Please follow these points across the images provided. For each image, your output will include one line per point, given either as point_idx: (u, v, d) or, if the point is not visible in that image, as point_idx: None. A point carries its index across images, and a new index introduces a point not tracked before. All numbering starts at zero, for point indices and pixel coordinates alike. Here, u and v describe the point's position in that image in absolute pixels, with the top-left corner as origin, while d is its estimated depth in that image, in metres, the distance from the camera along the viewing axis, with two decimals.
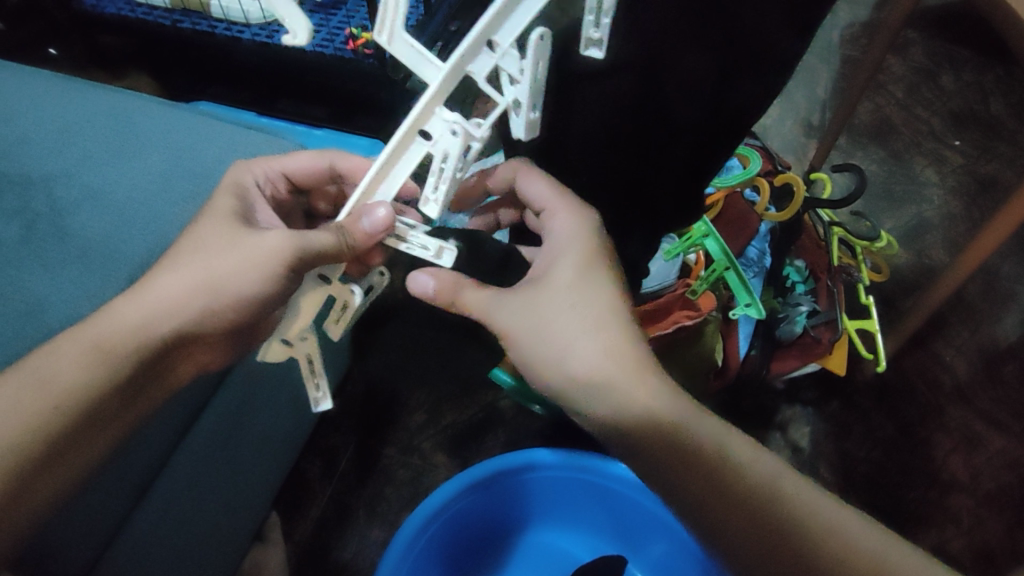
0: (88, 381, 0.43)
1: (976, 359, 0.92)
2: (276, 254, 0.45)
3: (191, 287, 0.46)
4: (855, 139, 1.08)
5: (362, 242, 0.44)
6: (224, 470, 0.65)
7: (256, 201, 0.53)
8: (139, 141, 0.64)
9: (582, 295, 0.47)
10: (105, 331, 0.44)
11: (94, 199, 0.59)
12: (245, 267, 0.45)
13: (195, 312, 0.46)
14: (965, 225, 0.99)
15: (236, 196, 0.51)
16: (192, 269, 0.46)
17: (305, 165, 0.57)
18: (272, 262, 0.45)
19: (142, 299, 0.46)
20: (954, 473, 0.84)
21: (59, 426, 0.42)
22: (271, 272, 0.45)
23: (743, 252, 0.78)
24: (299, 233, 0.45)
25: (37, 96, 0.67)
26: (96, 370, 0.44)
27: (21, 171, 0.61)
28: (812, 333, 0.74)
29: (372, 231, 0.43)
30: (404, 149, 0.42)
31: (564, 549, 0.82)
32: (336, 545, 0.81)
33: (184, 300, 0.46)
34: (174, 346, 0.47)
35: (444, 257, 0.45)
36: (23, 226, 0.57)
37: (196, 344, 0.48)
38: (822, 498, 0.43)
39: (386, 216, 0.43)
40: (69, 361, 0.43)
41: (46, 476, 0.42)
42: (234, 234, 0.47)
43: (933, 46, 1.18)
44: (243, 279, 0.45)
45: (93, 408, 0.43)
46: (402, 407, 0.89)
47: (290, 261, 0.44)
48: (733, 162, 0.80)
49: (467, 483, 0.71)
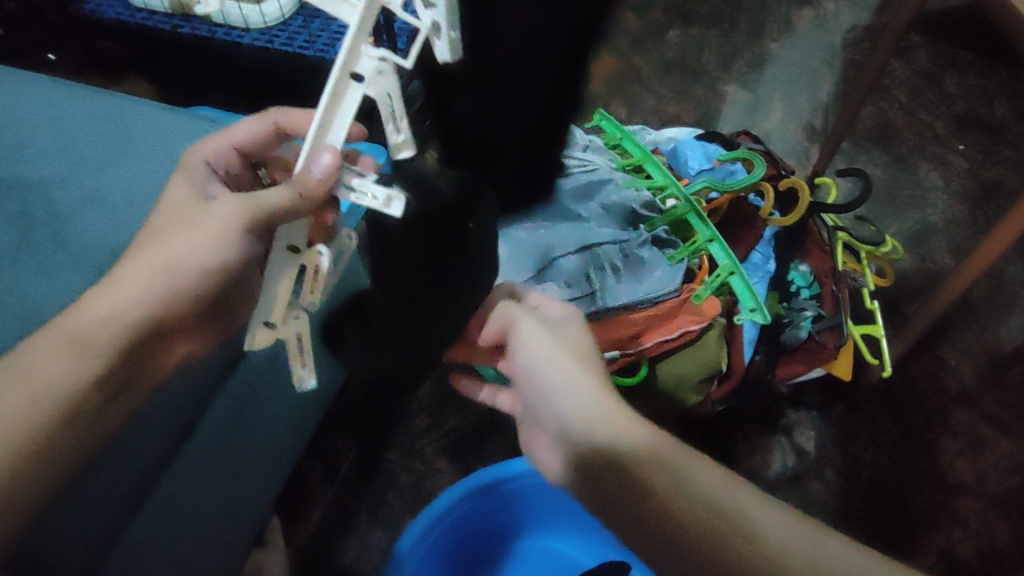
0: (68, 371, 0.43)
1: (983, 362, 0.91)
2: (231, 221, 0.45)
3: (151, 271, 0.46)
4: (858, 143, 1.08)
5: (315, 190, 0.42)
6: (225, 474, 0.65)
7: (205, 179, 0.51)
8: (136, 144, 0.64)
9: (589, 350, 0.53)
10: (78, 323, 0.44)
11: (91, 202, 0.59)
12: (207, 245, 0.46)
13: (160, 295, 0.46)
14: (969, 230, 0.98)
15: (185, 178, 0.50)
16: (151, 255, 0.46)
17: (251, 134, 0.55)
18: (227, 229, 0.45)
19: (110, 290, 0.46)
20: (961, 478, 0.84)
21: (39, 418, 0.42)
22: (230, 240, 0.45)
23: (747, 257, 0.76)
24: (251, 198, 0.45)
25: (31, 99, 0.67)
26: (73, 362, 0.44)
27: (17, 176, 0.61)
28: (817, 338, 0.75)
29: (321, 177, 0.41)
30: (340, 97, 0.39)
31: (567, 554, 0.82)
32: (338, 550, 0.81)
33: (147, 285, 0.46)
34: (152, 335, 0.47)
35: (392, 206, 0.40)
36: (21, 229, 0.57)
37: (173, 332, 0.48)
38: (790, 529, 0.41)
39: (333, 161, 0.40)
40: (49, 357, 0.43)
41: (31, 472, 0.42)
42: (191, 212, 0.47)
43: (937, 49, 1.17)
44: (206, 251, 0.46)
45: (75, 402, 0.44)
46: (405, 412, 0.89)
47: (247, 225, 0.45)
48: (737, 167, 0.79)
49: (470, 487, 0.71)
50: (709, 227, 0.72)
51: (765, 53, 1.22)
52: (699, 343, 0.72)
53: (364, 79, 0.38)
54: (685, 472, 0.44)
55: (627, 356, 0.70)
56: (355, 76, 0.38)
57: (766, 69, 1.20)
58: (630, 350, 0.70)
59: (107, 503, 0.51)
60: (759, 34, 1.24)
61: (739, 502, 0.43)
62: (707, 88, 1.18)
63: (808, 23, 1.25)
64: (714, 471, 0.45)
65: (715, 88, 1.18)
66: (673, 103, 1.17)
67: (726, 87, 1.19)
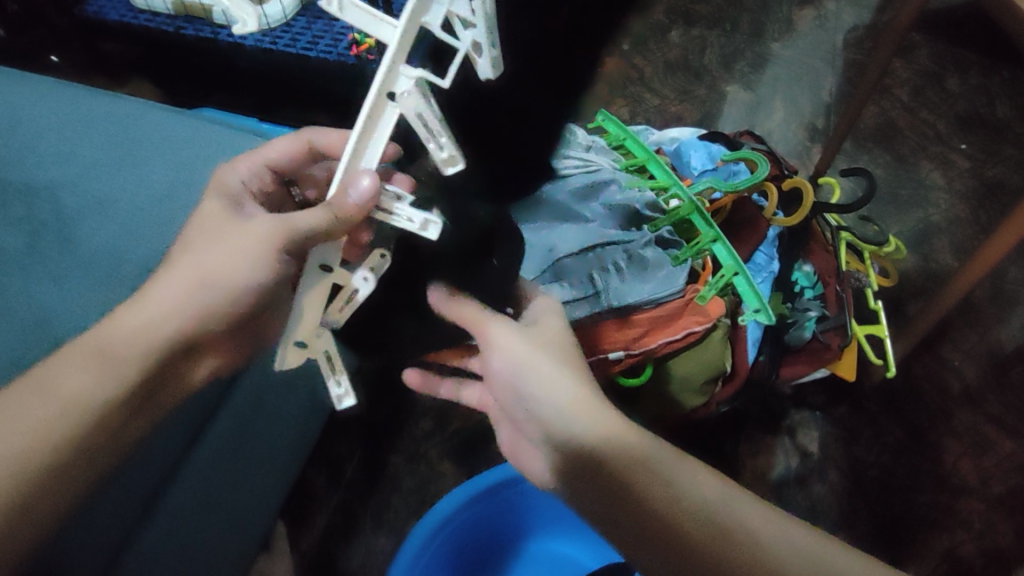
0: (92, 384, 0.43)
1: (986, 362, 0.91)
2: (268, 240, 0.43)
3: (186, 288, 0.44)
4: (860, 143, 1.08)
5: (352, 216, 0.41)
6: (231, 479, 0.65)
7: (243, 198, 0.50)
8: (143, 148, 0.64)
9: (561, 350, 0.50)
10: (107, 336, 0.44)
11: (99, 208, 0.59)
12: (234, 263, 0.43)
13: (195, 312, 0.44)
14: (972, 230, 0.98)
15: (223, 197, 0.49)
16: (180, 271, 0.44)
17: (284, 151, 0.56)
18: (264, 249, 0.43)
19: (142, 305, 0.44)
20: (965, 478, 0.84)
21: (61, 428, 0.42)
22: (266, 260, 0.43)
23: (751, 256, 0.74)
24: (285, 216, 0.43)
25: (40, 103, 0.67)
26: (94, 374, 0.43)
27: (25, 181, 0.61)
28: (821, 339, 0.75)
29: (359, 203, 0.40)
30: (377, 119, 0.38)
31: (572, 558, 0.82)
32: (343, 553, 0.81)
33: (182, 302, 0.44)
34: (179, 349, 0.46)
35: (430, 230, 0.40)
36: (29, 236, 0.57)
37: (204, 346, 0.47)
38: (776, 530, 0.43)
39: (371, 187, 0.39)
40: (75, 369, 0.43)
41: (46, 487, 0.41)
42: (223, 228, 0.45)
43: (939, 49, 1.17)
44: (237, 270, 0.43)
45: (98, 415, 0.43)
46: (409, 415, 0.89)
47: (282, 245, 0.42)
48: (740, 167, 0.79)
49: (473, 491, 0.71)
50: (712, 227, 0.71)
51: (767, 52, 1.22)
52: (704, 345, 0.71)
53: (399, 100, 0.37)
54: (700, 493, 0.44)
55: (632, 357, 0.71)
56: (391, 96, 0.38)
57: (768, 69, 1.20)
58: (634, 351, 0.71)
59: (115, 511, 0.51)
60: (760, 33, 1.24)
61: (725, 506, 0.44)
62: (709, 88, 1.18)
63: (809, 23, 1.25)
64: (696, 469, 0.46)
65: (717, 88, 1.18)
66: (675, 103, 1.17)
67: (728, 87, 1.19)
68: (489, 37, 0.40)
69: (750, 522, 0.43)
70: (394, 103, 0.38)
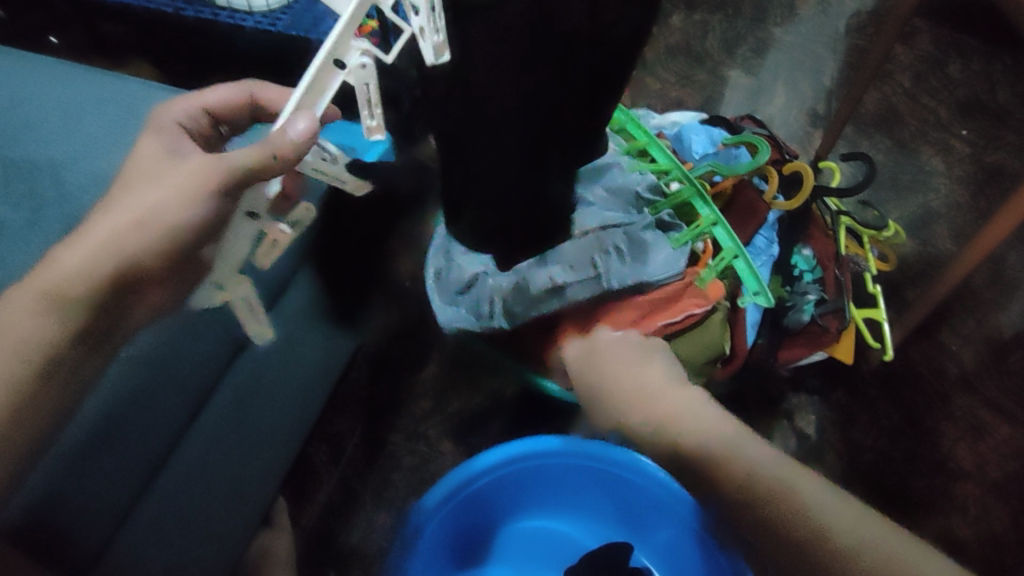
0: (44, 324, 0.44)
1: (983, 348, 0.92)
2: (197, 176, 0.45)
3: (119, 225, 0.45)
4: (861, 128, 1.08)
5: (288, 153, 0.44)
6: (230, 452, 0.65)
7: (177, 138, 0.51)
8: (140, 122, 0.64)
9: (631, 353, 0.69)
10: (53, 279, 0.44)
11: (101, 184, 0.60)
12: (171, 198, 0.45)
13: (133, 245, 0.45)
14: (972, 216, 0.99)
15: (160, 140, 0.50)
16: (121, 207, 0.46)
17: (224, 97, 0.55)
18: (193, 184, 0.45)
19: (80, 243, 0.45)
20: (960, 461, 0.85)
21: (20, 368, 0.44)
22: (197, 196, 0.45)
23: (751, 240, 0.75)
24: (220, 156, 0.45)
25: (36, 78, 0.67)
26: (52, 313, 0.44)
27: (27, 155, 0.61)
28: (820, 322, 0.75)
29: (298, 143, 0.43)
30: (326, 80, 0.43)
31: (569, 535, 0.84)
32: (343, 532, 0.82)
33: (117, 237, 0.45)
34: (121, 288, 0.46)
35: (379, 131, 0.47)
36: (31, 210, 0.58)
37: (145, 282, 0.47)
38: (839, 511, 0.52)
39: (308, 128, 0.43)
40: (24, 311, 0.44)
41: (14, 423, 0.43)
42: (161, 169, 0.47)
43: (942, 35, 1.17)
44: (169, 206, 0.45)
45: (54, 354, 0.44)
46: (408, 396, 0.89)
47: (216, 182, 0.45)
48: (741, 151, 0.79)
49: (455, 483, 0.71)
50: (713, 210, 0.72)
51: (769, 37, 1.22)
52: (701, 329, 0.72)
53: (346, 66, 0.42)
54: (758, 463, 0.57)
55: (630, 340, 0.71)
56: (338, 63, 0.42)
57: (769, 54, 1.20)
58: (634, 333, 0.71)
59: (113, 483, 0.52)
60: (763, 18, 1.24)
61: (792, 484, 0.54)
62: (710, 72, 1.18)
63: (812, 8, 1.25)
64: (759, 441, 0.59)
65: (718, 73, 1.18)
66: (676, 88, 1.17)
67: (729, 72, 1.18)
68: (431, 24, 0.40)
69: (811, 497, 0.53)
70: (341, 69, 0.42)
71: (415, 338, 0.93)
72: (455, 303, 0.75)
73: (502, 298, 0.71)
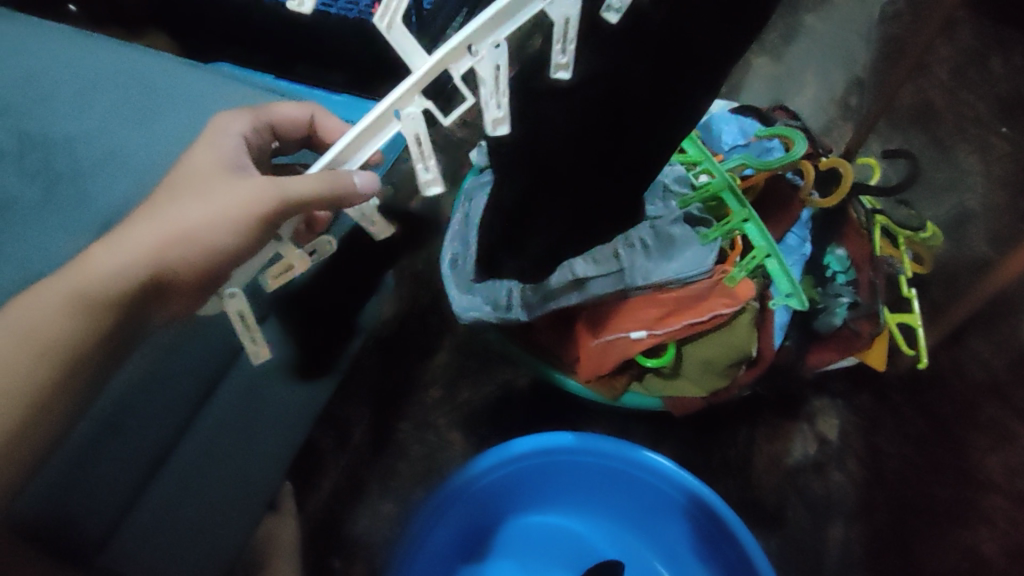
0: (74, 329, 0.41)
1: (1015, 355, 0.88)
2: (253, 203, 0.43)
3: (161, 236, 0.43)
4: (896, 124, 1.04)
5: (353, 198, 0.44)
6: (235, 439, 0.63)
7: (237, 149, 0.48)
8: (153, 96, 0.62)
9: None
10: (85, 281, 0.42)
11: (114, 160, 0.57)
12: (215, 213, 0.43)
13: (175, 260, 0.43)
14: (1009, 219, 0.95)
15: (214, 148, 0.47)
16: (166, 217, 0.43)
17: (292, 117, 0.55)
18: (246, 214, 0.43)
19: (120, 245, 0.43)
20: (990, 474, 0.82)
21: (42, 373, 0.41)
22: (242, 226, 0.43)
23: (782, 238, 0.73)
24: (278, 184, 0.43)
25: (47, 47, 0.65)
26: (75, 318, 0.41)
27: (39, 128, 0.59)
28: (852, 327, 0.70)
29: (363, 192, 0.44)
30: (379, 127, 0.41)
31: (584, 537, 0.81)
32: (350, 520, 0.80)
33: (158, 249, 0.43)
34: (150, 293, 0.44)
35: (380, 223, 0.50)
36: (46, 186, 0.56)
37: (173, 293, 0.45)
38: None
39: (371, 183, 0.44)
40: (53, 311, 0.41)
41: (27, 432, 0.41)
42: (213, 183, 0.45)
43: (983, 26, 1.13)
44: (210, 225, 0.43)
45: (76, 361, 0.42)
46: (419, 382, 0.87)
47: (269, 212, 0.43)
48: (774, 144, 0.75)
49: (464, 480, 0.70)
50: (744, 207, 0.69)
51: (800, 24, 1.18)
52: (729, 328, 0.68)
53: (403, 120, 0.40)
54: None
55: (654, 338, 0.69)
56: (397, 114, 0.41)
57: (799, 41, 1.16)
58: (658, 331, 0.69)
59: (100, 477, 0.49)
60: (795, 3, 1.20)
61: None
62: (738, 58, 1.14)
63: None
64: None
65: (746, 59, 1.14)
66: None
67: (756, 58, 1.14)
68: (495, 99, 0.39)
69: None
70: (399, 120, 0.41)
71: (426, 324, 0.90)
72: (471, 291, 0.72)
73: (520, 291, 0.70)
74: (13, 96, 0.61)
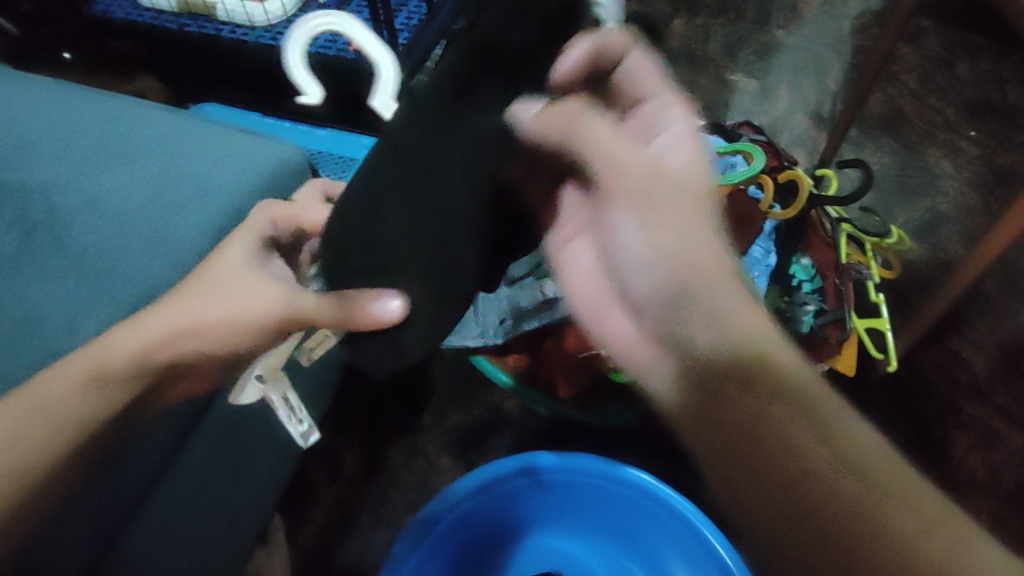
0: (95, 408, 0.47)
1: (997, 355, 0.89)
2: (266, 311, 0.50)
3: (183, 331, 0.49)
4: (867, 131, 1.06)
5: (365, 323, 0.48)
6: (223, 476, 0.64)
7: (262, 255, 0.53)
8: (132, 144, 0.64)
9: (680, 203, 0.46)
10: (107, 364, 0.47)
11: (91, 208, 0.59)
12: (236, 316, 0.50)
13: (190, 350, 0.50)
14: (982, 218, 0.96)
15: (243, 250, 0.52)
16: (186, 313, 0.49)
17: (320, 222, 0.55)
18: (259, 320, 0.50)
19: (139, 329, 0.48)
20: (973, 472, 0.83)
21: (57, 447, 0.45)
22: (256, 331, 0.51)
23: (746, 251, 0.74)
24: (290, 295, 0.50)
25: (31, 99, 0.67)
26: (99, 395, 0.47)
27: (21, 178, 0.61)
28: (820, 334, 0.73)
29: (383, 316, 0.49)
30: None
31: (577, 557, 0.82)
32: (341, 547, 0.81)
33: (178, 341, 0.49)
34: (162, 373, 0.50)
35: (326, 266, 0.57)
36: (22, 234, 0.58)
37: (187, 372, 0.52)
38: (872, 452, 0.41)
39: (399, 309, 0.48)
40: (73, 391, 0.46)
41: (41, 496, 0.45)
42: (236, 283, 0.50)
43: (948, 34, 1.15)
44: (221, 323, 0.50)
45: (85, 441, 0.46)
46: (406, 411, 0.88)
47: (282, 321, 0.50)
48: (736, 159, 0.77)
49: (477, 483, 0.72)
50: None
51: (771, 41, 1.20)
52: None
53: None
54: (859, 447, 0.41)
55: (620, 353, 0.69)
56: None
57: (773, 57, 1.18)
58: None
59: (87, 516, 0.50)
60: (766, 22, 1.23)
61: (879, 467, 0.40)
62: (712, 78, 1.16)
63: (815, 10, 1.23)
64: (846, 415, 0.42)
65: (721, 78, 1.16)
66: None
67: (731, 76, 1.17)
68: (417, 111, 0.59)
69: (852, 440, 0.41)
70: None
71: None
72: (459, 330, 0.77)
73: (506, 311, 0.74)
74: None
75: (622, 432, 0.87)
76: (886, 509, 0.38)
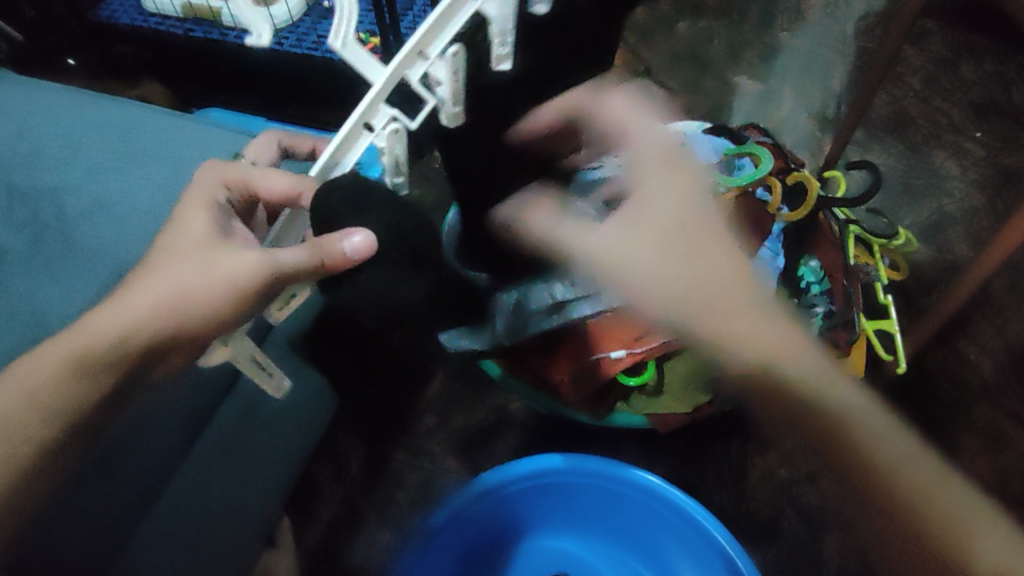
0: (75, 394, 0.47)
1: (1003, 356, 0.89)
2: (246, 275, 0.47)
3: (157, 306, 0.48)
4: (872, 132, 1.06)
5: (338, 261, 0.48)
6: (230, 477, 0.64)
7: (225, 220, 0.51)
8: (141, 148, 0.64)
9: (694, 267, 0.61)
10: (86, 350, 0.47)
11: (101, 210, 0.59)
12: (210, 286, 0.47)
13: (168, 329, 0.48)
14: (988, 219, 0.96)
15: (208, 217, 0.50)
16: (158, 288, 0.48)
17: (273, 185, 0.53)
18: (235, 285, 0.47)
19: (113, 311, 0.48)
20: (980, 474, 0.82)
21: (40, 434, 0.46)
22: (234, 294, 0.48)
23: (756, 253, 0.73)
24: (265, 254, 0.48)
25: (39, 102, 0.68)
26: (80, 381, 0.47)
27: (31, 181, 0.61)
28: (828, 336, 0.73)
29: (349, 254, 0.48)
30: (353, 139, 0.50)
31: (582, 559, 0.81)
32: (347, 547, 0.81)
33: (154, 318, 0.48)
34: (144, 360, 0.48)
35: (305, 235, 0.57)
36: (31, 237, 0.58)
37: (173, 355, 0.49)
38: (920, 471, 0.53)
39: (365, 243, 0.48)
40: (57, 380, 0.47)
41: (32, 482, 0.46)
42: (206, 254, 0.48)
43: (952, 35, 1.15)
44: (199, 296, 0.47)
45: (69, 428, 0.47)
46: (412, 413, 0.88)
47: (263, 281, 0.48)
48: (745, 162, 0.78)
49: (481, 488, 0.72)
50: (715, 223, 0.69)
51: (775, 42, 1.21)
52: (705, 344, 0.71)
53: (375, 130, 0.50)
54: (899, 456, 0.55)
55: (633, 356, 0.72)
56: (367, 127, 0.50)
57: (777, 59, 1.18)
58: (636, 350, 0.72)
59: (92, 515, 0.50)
60: (769, 23, 1.23)
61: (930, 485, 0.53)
62: (716, 79, 1.16)
63: (819, 12, 1.24)
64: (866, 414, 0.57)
65: (725, 79, 1.16)
66: (683, 95, 1.15)
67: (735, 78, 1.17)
68: (453, 99, 0.54)
69: (911, 475, 0.53)
70: (370, 133, 0.50)
71: None
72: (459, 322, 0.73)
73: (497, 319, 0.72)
74: (8, 147, 0.64)
75: (629, 433, 0.87)
76: (934, 501, 0.52)
